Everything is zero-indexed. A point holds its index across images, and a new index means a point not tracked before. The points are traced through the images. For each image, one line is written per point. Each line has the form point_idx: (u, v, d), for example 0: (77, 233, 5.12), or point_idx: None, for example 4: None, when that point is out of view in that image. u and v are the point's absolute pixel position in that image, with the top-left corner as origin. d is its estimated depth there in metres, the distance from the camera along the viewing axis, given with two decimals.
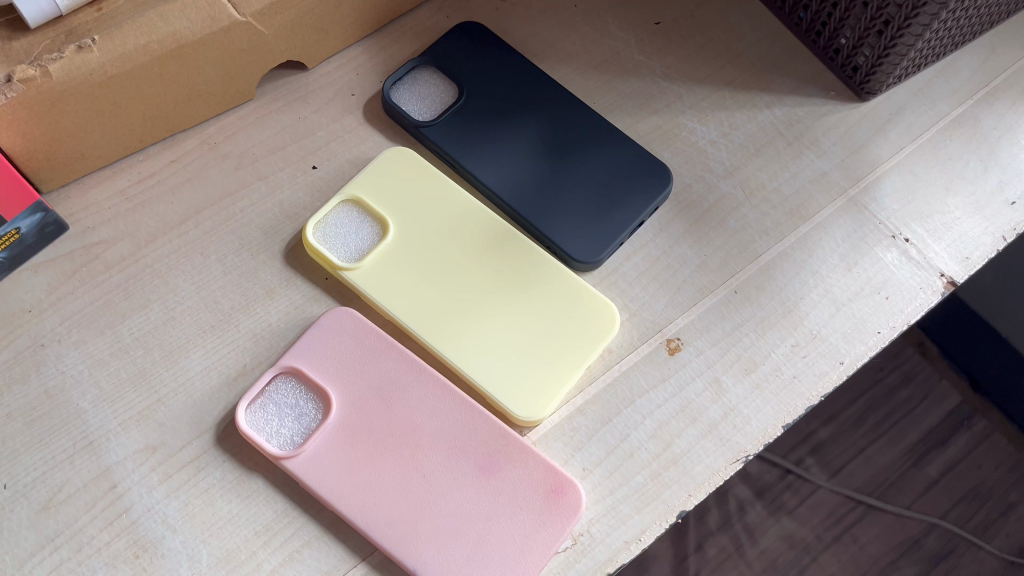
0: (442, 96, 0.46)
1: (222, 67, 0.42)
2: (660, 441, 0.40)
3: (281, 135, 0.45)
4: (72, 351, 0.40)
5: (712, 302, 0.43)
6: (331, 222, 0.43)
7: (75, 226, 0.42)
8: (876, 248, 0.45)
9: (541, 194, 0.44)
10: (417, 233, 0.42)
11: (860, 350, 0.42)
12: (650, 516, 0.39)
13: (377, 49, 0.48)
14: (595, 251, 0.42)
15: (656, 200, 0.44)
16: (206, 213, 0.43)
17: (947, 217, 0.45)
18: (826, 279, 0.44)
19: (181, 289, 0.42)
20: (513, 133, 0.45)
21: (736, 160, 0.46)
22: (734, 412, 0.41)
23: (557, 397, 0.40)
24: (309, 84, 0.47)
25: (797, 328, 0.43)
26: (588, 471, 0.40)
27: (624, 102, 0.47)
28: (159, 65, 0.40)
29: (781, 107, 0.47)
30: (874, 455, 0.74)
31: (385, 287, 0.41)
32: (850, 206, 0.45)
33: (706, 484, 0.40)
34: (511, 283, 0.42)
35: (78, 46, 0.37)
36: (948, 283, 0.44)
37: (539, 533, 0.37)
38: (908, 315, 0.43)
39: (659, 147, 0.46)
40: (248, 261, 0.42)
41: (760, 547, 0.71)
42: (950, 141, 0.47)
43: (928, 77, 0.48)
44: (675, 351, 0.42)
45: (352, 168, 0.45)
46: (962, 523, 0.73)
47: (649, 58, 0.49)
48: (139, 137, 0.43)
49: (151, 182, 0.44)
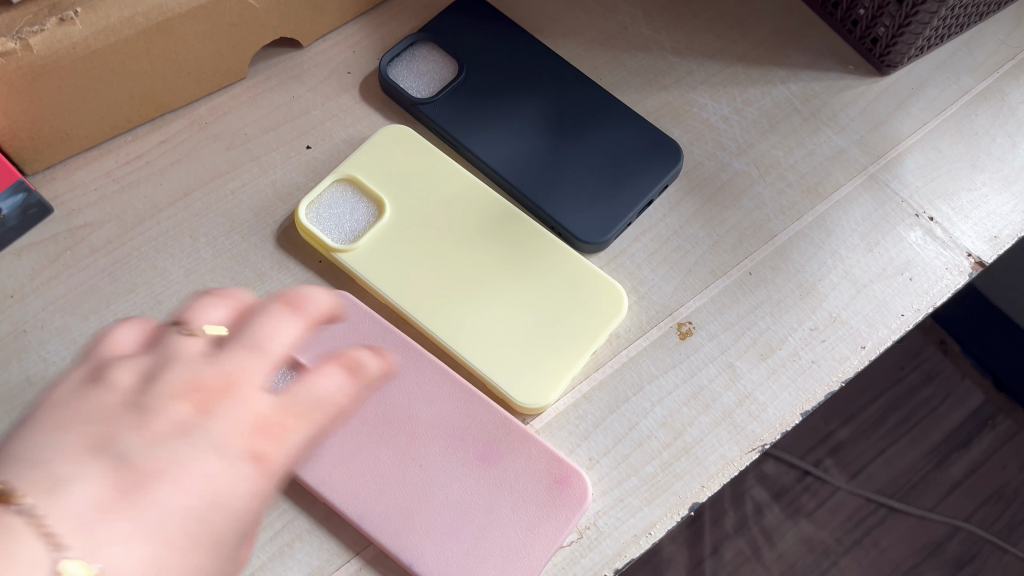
0: (441, 73, 0.44)
1: (211, 42, 0.41)
2: (671, 429, 0.38)
3: (275, 115, 0.44)
4: (56, 338, 0.38)
5: (725, 283, 0.41)
6: (325, 202, 0.41)
7: (60, 209, 0.40)
8: (898, 227, 0.42)
9: (543, 172, 0.42)
10: (414, 214, 0.40)
11: (882, 334, 0.40)
12: (660, 508, 0.37)
13: (375, 27, 0.46)
14: (601, 231, 0.40)
15: (665, 178, 0.42)
16: (196, 194, 0.42)
17: (974, 193, 0.43)
18: (845, 260, 0.41)
19: (169, 274, 0.40)
20: (514, 109, 0.43)
21: (749, 137, 0.44)
22: (749, 399, 0.39)
23: (561, 384, 0.38)
24: (304, 62, 0.45)
25: (815, 311, 0.40)
26: (593, 461, 0.37)
27: (631, 77, 0.45)
28: (145, 40, 0.38)
29: (797, 82, 0.45)
30: (895, 456, 0.72)
31: (380, 270, 0.39)
32: (870, 184, 0.43)
33: (719, 475, 0.37)
34: (513, 266, 0.40)
35: (61, 19, 0.35)
36: (976, 264, 0.41)
37: (543, 526, 0.35)
38: (934, 298, 0.41)
39: (669, 124, 0.44)
40: (238, 244, 0.41)
41: (778, 551, 0.68)
42: (976, 116, 0.45)
43: (952, 49, 0.46)
44: (686, 335, 0.40)
45: (348, 147, 0.43)
46: (988, 525, 0.70)
47: (657, 34, 0.47)
48: (127, 117, 0.42)
49: (140, 163, 0.42)
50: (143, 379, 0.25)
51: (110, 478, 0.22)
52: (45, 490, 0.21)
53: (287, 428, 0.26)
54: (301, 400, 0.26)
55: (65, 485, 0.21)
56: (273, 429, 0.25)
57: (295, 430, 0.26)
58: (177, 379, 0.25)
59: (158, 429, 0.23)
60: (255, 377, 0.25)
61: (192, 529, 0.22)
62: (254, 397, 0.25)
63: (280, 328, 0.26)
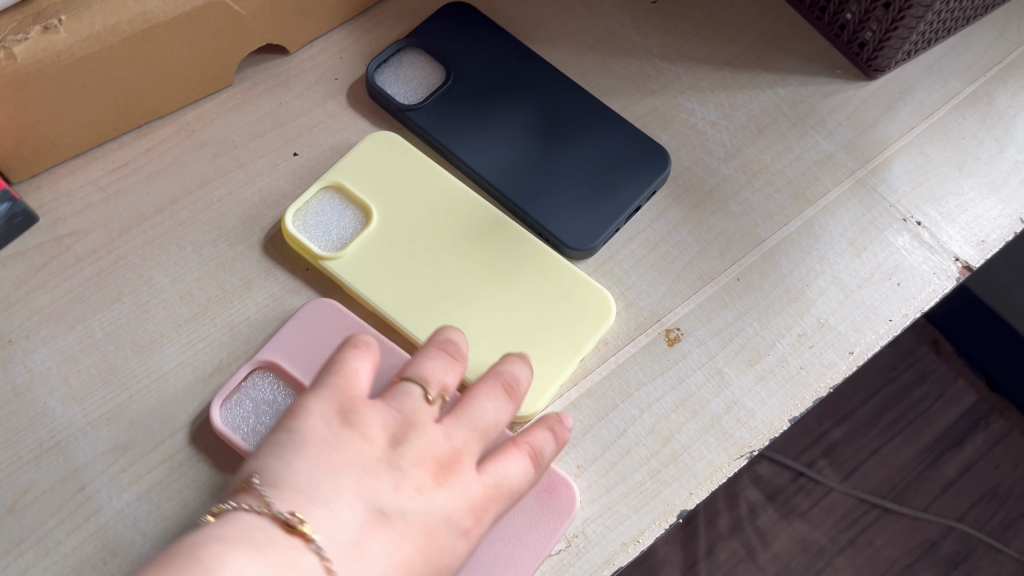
0: (428, 79, 0.44)
1: (197, 49, 0.41)
2: (659, 436, 0.38)
3: (262, 121, 0.43)
4: (41, 347, 0.38)
5: (714, 289, 0.41)
6: (312, 210, 0.41)
7: (46, 217, 0.40)
8: (886, 231, 0.42)
9: (531, 179, 0.42)
10: (402, 221, 0.40)
11: (870, 339, 0.40)
12: (649, 515, 0.36)
13: (362, 33, 0.46)
14: (589, 237, 0.40)
15: (653, 184, 0.42)
16: (182, 202, 0.41)
17: (961, 197, 0.43)
18: (833, 265, 0.41)
19: (155, 282, 0.40)
20: (501, 115, 0.43)
21: (737, 142, 0.44)
22: (737, 405, 0.39)
23: (549, 392, 0.37)
24: (291, 68, 0.45)
25: (803, 317, 0.40)
26: (582, 468, 0.37)
27: (619, 82, 0.45)
28: (129, 47, 0.38)
29: (785, 87, 0.45)
30: (889, 456, 0.72)
31: (367, 277, 0.39)
32: (858, 188, 0.43)
33: (708, 481, 0.37)
34: (500, 274, 0.39)
35: (44, 27, 0.35)
36: (963, 268, 0.41)
37: (531, 534, 0.35)
38: (922, 302, 0.41)
39: (657, 129, 0.44)
40: (224, 252, 0.41)
41: (773, 551, 0.68)
42: (963, 120, 0.45)
43: (939, 53, 0.46)
44: (674, 341, 0.40)
45: (335, 154, 0.43)
46: (981, 524, 0.70)
47: (645, 39, 0.46)
48: (113, 124, 0.41)
49: (126, 171, 0.42)
50: (391, 435, 0.28)
51: (373, 527, 0.26)
52: (328, 522, 0.25)
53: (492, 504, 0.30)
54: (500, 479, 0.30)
55: (342, 529, 0.25)
56: (483, 509, 0.29)
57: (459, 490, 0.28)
58: (420, 446, 0.28)
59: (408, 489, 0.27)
60: (474, 457, 0.29)
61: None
62: (473, 476, 0.29)
63: (489, 415, 0.31)
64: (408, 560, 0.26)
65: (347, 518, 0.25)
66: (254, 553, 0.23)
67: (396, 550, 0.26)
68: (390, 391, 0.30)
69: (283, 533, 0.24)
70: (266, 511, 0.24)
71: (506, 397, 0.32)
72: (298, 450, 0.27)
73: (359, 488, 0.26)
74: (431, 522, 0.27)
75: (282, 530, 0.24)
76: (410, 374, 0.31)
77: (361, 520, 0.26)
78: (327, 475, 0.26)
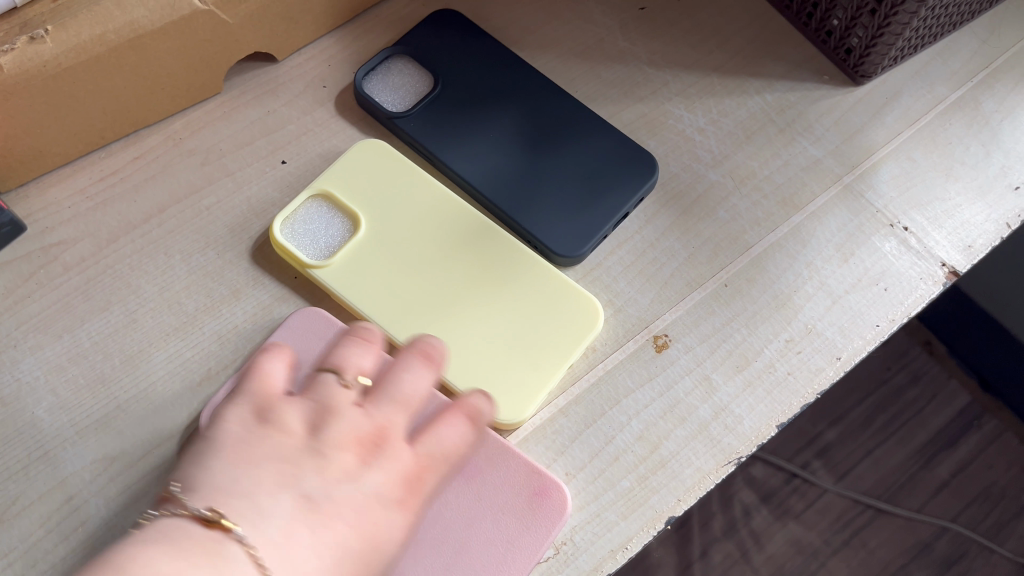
0: (416, 87, 0.44)
1: (184, 58, 0.40)
2: (647, 443, 0.38)
3: (250, 129, 0.43)
4: (29, 357, 0.38)
5: (702, 295, 0.41)
6: (300, 218, 0.41)
7: (34, 226, 0.40)
8: (873, 237, 0.42)
9: (519, 185, 0.42)
10: (389, 229, 0.40)
11: (858, 345, 0.40)
12: (637, 522, 0.37)
13: (350, 40, 0.46)
14: (577, 244, 0.40)
15: (640, 191, 0.42)
16: (170, 211, 0.41)
17: (948, 203, 0.43)
18: (821, 271, 0.42)
19: (143, 291, 0.40)
20: (489, 122, 0.43)
21: (725, 148, 0.44)
22: (725, 411, 0.39)
23: (537, 399, 0.38)
24: (279, 76, 0.45)
25: (790, 323, 0.40)
26: (570, 476, 0.37)
27: (607, 89, 0.45)
28: (116, 57, 0.38)
29: (772, 93, 0.45)
30: (883, 457, 0.72)
31: (355, 285, 0.39)
32: (845, 194, 0.43)
33: (696, 488, 0.37)
34: (488, 281, 0.40)
35: (30, 38, 0.35)
36: (950, 273, 0.42)
37: (523, 538, 0.35)
38: (908, 308, 0.41)
39: (645, 136, 0.44)
40: (213, 260, 0.41)
41: (767, 552, 0.68)
42: (950, 125, 0.45)
43: (926, 59, 0.46)
44: (662, 348, 0.40)
45: (323, 162, 0.43)
46: (975, 525, 0.70)
47: (633, 45, 0.47)
48: (100, 133, 0.41)
49: (114, 180, 0.42)
50: (309, 425, 0.31)
51: (299, 513, 0.28)
52: (252, 515, 0.27)
53: (424, 474, 0.32)
54: (431, 450, 0.33)
55: (269, 519, 0.27)
56: (415, 476, 0.32)
57: (385, 465, 0.31)
58: (340, 431, 0.31)
59: (332, 471, 0.30)
60: (399, 430, 0.32)
61: (361, 564, 0.29)
62: (400, 448, 0.32)
63: (407, 386, 0.33)
64: (342, 538, 0.29)
65: (273, 506, 0.28)
66: (171, 549, 0.25)
67: (327, 532, 0.28)
68: (308, 385, 0.33)
69: (202, 529, 0.26)
70: (186, 512, 0.27)
71: (423, 365, 0.34)
72: (217, 453, 0.30)
73: (279, 475, 0.29)
74: (364, 499, 0.30)
75: (200, 527, 0.26)
76: (327, 365, 0.33)
77: (287, 506, 0.28)
78: (249, 471, 0.29)
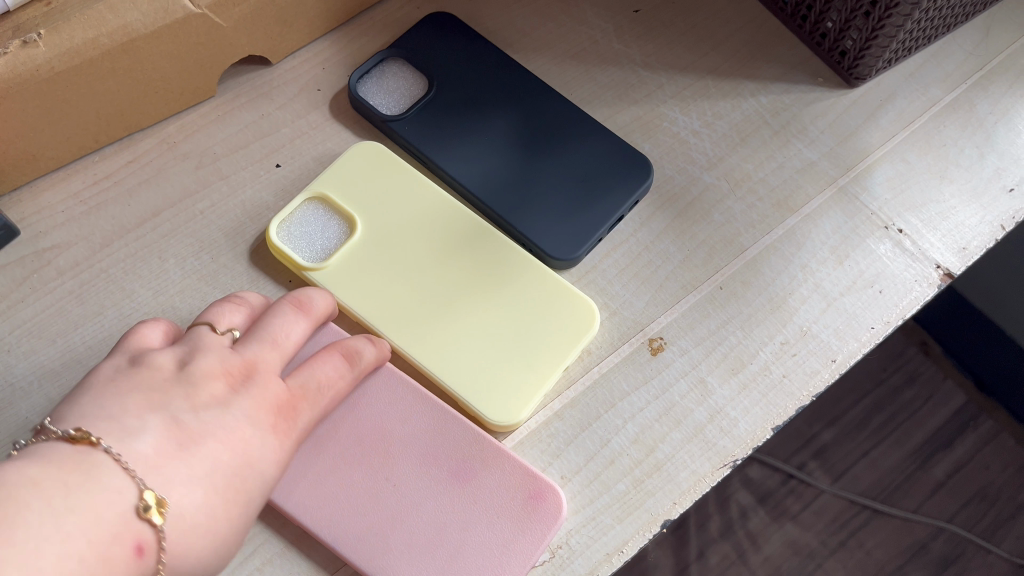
0: (411, 90, 0.44)
1: (178, 61, 0.40)
2: (643, 446, 0.38)
3: (244, 132, 0.43)
4: (22, 362, 0.38)
5: (697, 298, 0.41)
6: (295, 221, 0.41)
7: (27, 231, 0.40)
8: (868, 239, 0.42)
9: (514, 188, 0.42)
10: (384, 231, 0.40)
11: (853, 347, 0.40)
12: (633, 525, 0.37)
13: (344, 43, 0.46)
14: (572, 247, 0.40)
15: (635, 193, 0.42)
16: (164, 214, 0.41)
17: (943, 205, 0.43)
18: (815, 273, 0.42)
19: (137, 295, 0.40)
20: (484, 125, 0.43)
21: (720, 150, 0.44)
22: (720, 414, 0.39)
23: (532, 402, 0.38)
24: (273, 79, 0.45)
25: (785, 325, 0.40)
26: (565, 479, 0.37)
27: (602, 92, 0.45)
28: (109, 60, 0.38)
29: (767, 95, 0.45)
30: (879, 458, 0.72)
31: (350, 288, 0.39)
32: (840, 197, 0.43)
33: (692, 491, 0.37)
34: (483, 283, 0.40)
35: (23, 41, 0.35)
36: (944, 276, 0.42)
37: (518, 541, 0.35)
38: (903, 310, 0.41)
39: (640, 139, 0.44)
40: (207, 264, 0.41)
41: (764, 554, 0.69)
42: (944, 127, 0.45)
43: (920, 60, 0.46)
44: (657, 351, 0.40)
45: (318, 166, 0.43)
46: (971, 525, 0.70)
47: (628, 47, 0.47)
48: (94, 137, 0.41)
49: (108, 184, 0.42)
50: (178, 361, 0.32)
51: (165, 430, 0.29)
52: (116, 433, 0.28)
53: (301, 408, 0.34)
54: (309, 384, 0.34)
55: (136, 435, 0.28)
56: (290, 408, 0.33)
57: (257, 399, 0.32)
58: (207, 365, 0.32)
59: (201, 396, 0.31)
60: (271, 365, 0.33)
61: (235, 482, 0.30)
62: (271, 380, 0.33)
63: (281, 329, 0.35)
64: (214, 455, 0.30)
65: (137, 425, 0.29)
66: (37, 463, 0.26)
67: (199, 456, 0.29)
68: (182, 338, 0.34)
69: (66, 446, 0.27)
70: (54, 435, 0.28)
71: (297, 314, 0.35)
72: (87, 391, 0.30)
73: (148, 401, 0.30)
74: (235, 425, 0.31)
75: (64, 444, 0.27)
76: (200, 318, 0.35)
77: (155, 427, 0.29)
78: (115, 401, 0.29)
